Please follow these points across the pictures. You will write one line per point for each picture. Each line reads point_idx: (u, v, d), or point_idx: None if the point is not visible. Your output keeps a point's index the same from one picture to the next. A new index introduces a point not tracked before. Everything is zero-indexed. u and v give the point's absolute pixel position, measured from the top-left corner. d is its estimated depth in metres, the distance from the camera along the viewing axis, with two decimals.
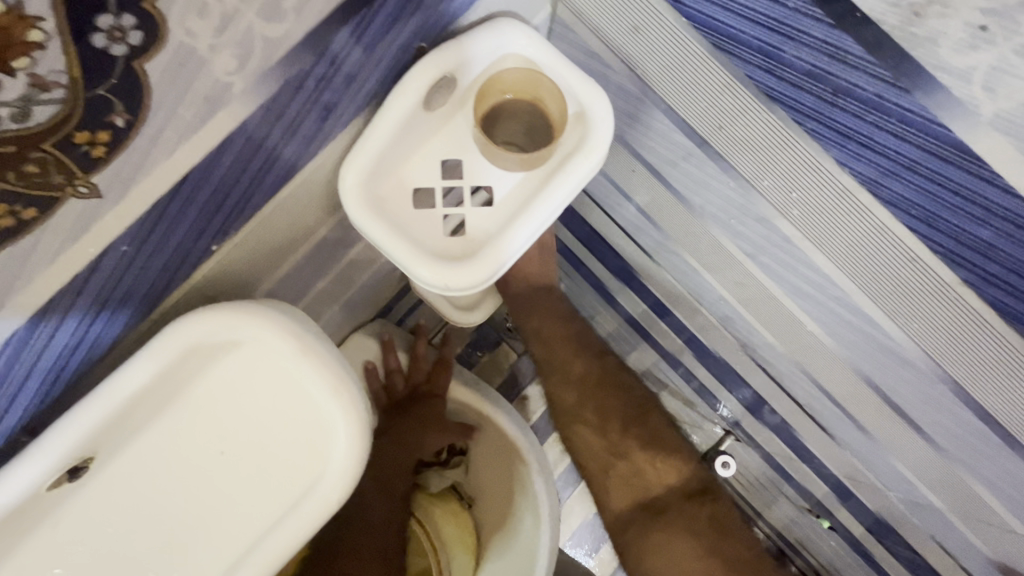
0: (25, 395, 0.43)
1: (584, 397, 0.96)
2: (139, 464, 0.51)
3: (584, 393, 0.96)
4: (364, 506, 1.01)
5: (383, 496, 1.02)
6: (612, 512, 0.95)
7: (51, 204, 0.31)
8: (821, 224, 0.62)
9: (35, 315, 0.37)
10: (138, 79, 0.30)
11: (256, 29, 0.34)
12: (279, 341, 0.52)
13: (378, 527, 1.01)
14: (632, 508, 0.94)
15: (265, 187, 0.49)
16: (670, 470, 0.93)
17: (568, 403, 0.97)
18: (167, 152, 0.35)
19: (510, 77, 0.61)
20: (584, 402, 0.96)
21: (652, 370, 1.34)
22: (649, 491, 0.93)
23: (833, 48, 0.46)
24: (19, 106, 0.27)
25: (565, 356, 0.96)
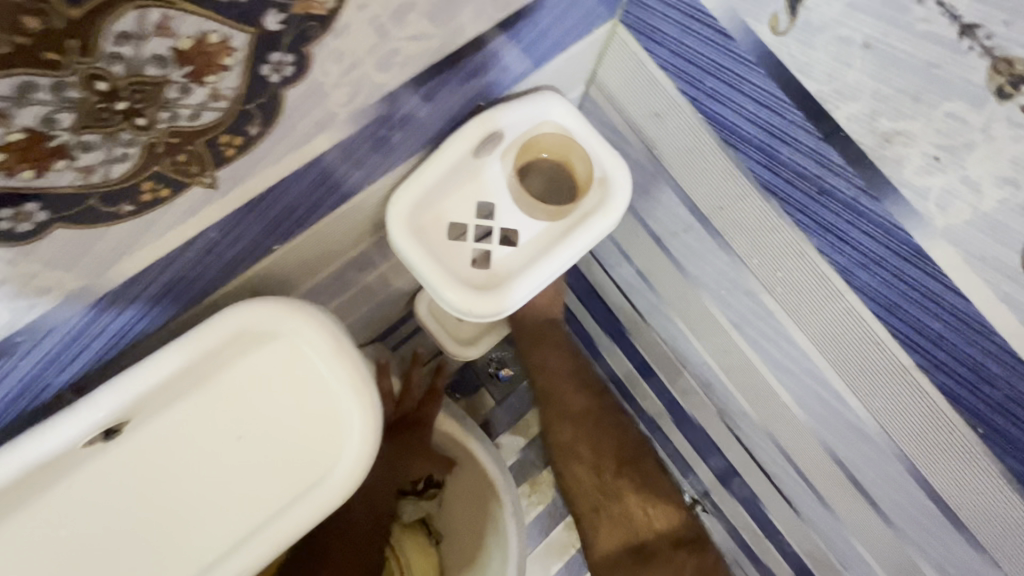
0: (85, 354, 0.46)
1: (576, 432, 1.13)
2: (161, 437, 0.54)
3: (584, 433, 1.12)
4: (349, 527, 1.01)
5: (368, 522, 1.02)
6: (608, 547, 1.12)
7: (182, 186, 0.37)
8: (799, 302, 0.71)
9: (123, 283, 0.41)
10: (277, 100, 0.37)
11: (369, 75, 0.42)
12: (317, 338, 0.56)
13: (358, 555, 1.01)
14: (621, 543, 1.11)
15: (328, 203, 0.56)
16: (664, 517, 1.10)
17: (568, 446, 1.13)
18: (274, 160, 0.42)
19: (547, 140, 0.69)
20: (577, 440, 1.13)
21: None
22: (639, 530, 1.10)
23: (820, 156, 0.55)
24: (195, 109, 0.33)
25: (567, 397, 1.13)
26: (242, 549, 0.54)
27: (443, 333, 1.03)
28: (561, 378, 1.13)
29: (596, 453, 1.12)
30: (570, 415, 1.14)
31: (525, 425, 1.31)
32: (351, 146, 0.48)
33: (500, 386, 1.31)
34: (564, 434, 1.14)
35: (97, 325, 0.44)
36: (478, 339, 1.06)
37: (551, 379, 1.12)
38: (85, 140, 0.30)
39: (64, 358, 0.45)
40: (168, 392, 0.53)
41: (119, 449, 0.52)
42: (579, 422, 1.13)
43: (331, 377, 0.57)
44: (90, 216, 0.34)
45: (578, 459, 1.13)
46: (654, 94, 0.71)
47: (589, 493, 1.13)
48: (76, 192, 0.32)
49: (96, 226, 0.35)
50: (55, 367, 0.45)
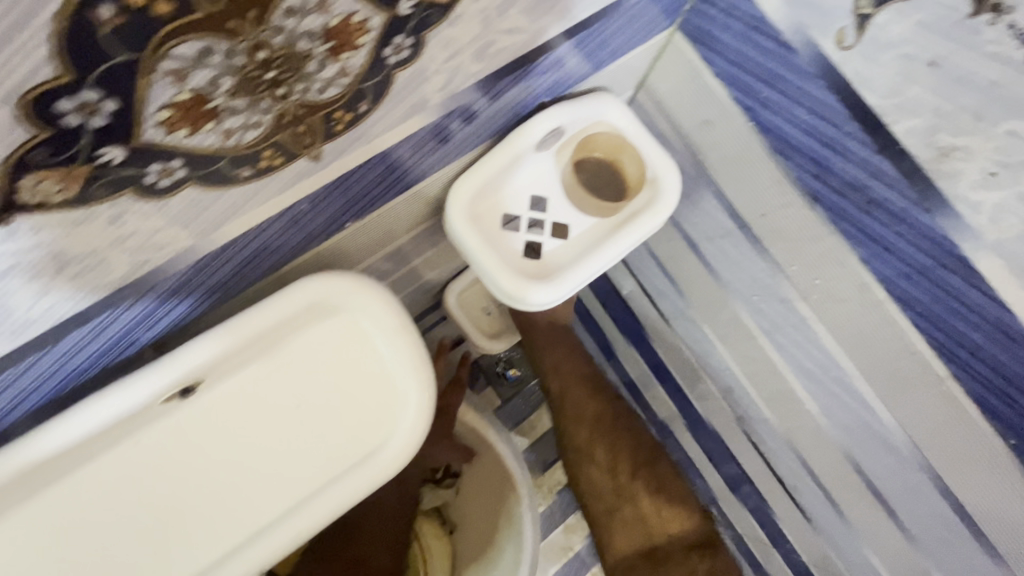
0: (174, 314, 0.49)
1: (593, 437, 1.03)
2: (230, 398, 0.56)
3: (596, 431, 1.03)
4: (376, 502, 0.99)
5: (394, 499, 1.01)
6: (625, 553, 1.02)
7: (295, 156, 0.39)
8: (836, 311, 0.73)
9: (224, 245, 0.44)
10: (389, 80, 0.39)
11: (465, 64, 0.45)
12: (381, 313, 0.59)
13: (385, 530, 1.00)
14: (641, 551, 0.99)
15: (398, 185, 0.58)
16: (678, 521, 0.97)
17: (582, 444, 1.04)
18: (371, 139, 0.45)
19: (602, 140, 0.71)
20: (594, 441, 1.03)
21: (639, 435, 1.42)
22: (654, 535, 0.98)
23: (874, 168, 0.57)
24: (324, 84, 0.35)
25: (578, 395, 1.05)
26: (296, 513, 0.56)
27: (474, 327, 1.05)
28: (571, 375, 1.06)
29: (612, 454, 1.01)
30: (585, 414, 1.04)
31: (532, 426, 1.34)
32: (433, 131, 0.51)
33: (506, 387, 1.33)
34: (579, 432, 1.04)
35: (191, 285, 0.46)
36: (505, 333, 1.08)
37: (562, 378, 1.06)
38: (234, 105, 0.32)
39: (157, 314, 0.47)
40: (240, 356, 0.55)
41: (190, 407, 0.54)
42: (592, 420, 1.03)
43: (391, 352, 0.59)
44: (216, 177, 0.36)
45: (591, 460, 1.03)
46: (706, 101, 0.74)
47: (601, 494, 1.02)
48: (213, 153, 0.34)
49: (220, 187, 0.37)
50: (146, 323, 0.47)
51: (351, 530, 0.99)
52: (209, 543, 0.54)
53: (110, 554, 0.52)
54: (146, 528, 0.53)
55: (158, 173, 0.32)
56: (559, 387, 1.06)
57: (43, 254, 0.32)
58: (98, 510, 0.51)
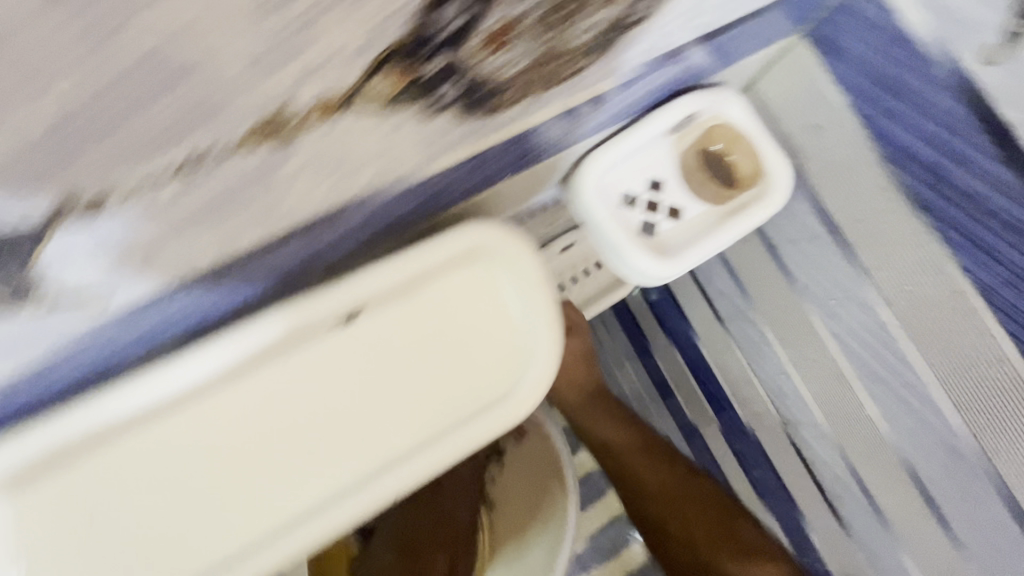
0: (355, 241, 0.52)
1: (658, 473, 1.10)
2: (380, 331, 0.60)
3: (663, 469, 1.10)
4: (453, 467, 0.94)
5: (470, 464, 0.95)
6: None
7: (522, 94, 0.43)
8: (922, 316, 0.78)
9: (428, 176, 0.47)
10: (613, 35, 0.43)
11: (661, 32, 0.48)
12: (522, 270, 0.62)
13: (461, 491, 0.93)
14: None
15: (549, 148, 0.62)
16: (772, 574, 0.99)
17: (654, 490, 1.09)
18: (568, 91, 0.49)
19: (723, 133, 0.75)
20: (666, 481, 1.09)
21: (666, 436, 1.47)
22: None
23: (994, 178, 0.62)
24: (580, 32, 0.40)
25: (621, 434, 1.14)
26: (428, 447, 0.59)
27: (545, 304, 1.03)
28: (600, 410, 1.15)
29: (685, 494, 1.07)
30: (638, 450, 1.13)
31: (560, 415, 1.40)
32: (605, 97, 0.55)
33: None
34: (647, 476, 1.11)
35: (386, 212, 0.49)
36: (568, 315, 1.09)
37: (595, 418, 1.15)
38: (523, 39, 0.37)
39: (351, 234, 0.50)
40: (394, 293, 0.59)
41: (349, 332, 0.59)
42: (649, 453, 1.12)
43: (523, 305, 0.63)
44: (468, 102, 0.39)
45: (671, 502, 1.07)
46: (817, 107, 0.78)
47: (688, 545, 1.06)
48: (481, 77, 0.37)
49: (468, 114, 0.41)
50: (338, 242, 0.50)
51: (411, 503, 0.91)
52: (352, 461, 0.59)
53: (268, 457, 0.57)
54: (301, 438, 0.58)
55: (445, 90, 0.36)
56: (604, 437, 1.15)
57: (334, 148, 0.35)
58: (262, 414, 0.57)
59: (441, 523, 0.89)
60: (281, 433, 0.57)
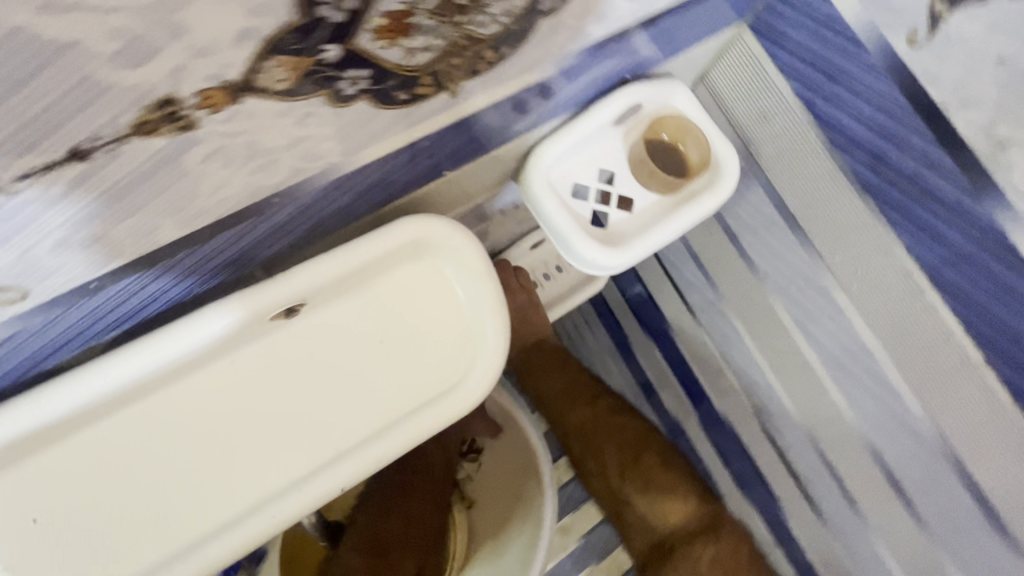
0: (292, 236, 0.52)
1: (580, 412, 1.08)
2: (327, 326, 0.61)
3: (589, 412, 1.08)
4: (422, 461, 0.95)
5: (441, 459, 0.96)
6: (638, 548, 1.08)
7: (442, 87, 0.44)
8: (875, 299, 0.78)
9: (357, 170, 0.48)
10: (532, 28, 0.44)
11: (585, 25, 0.50)
12: (466, 262, 0.62)
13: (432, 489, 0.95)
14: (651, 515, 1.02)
15: (491, 142, 0.62)
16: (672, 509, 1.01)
17: (580, 427, 1.08)
18: (496, 84, 0.49)
19: (671, 124, 0.76)
20: (584, 424, 1.08)
21: None
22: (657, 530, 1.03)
23: (931, 159, 0.63)
24: (490, 18, 0.39)
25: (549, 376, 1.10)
26: (377, 439, 0.60)
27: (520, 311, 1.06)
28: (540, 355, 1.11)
29: (608, 434, 1.06)
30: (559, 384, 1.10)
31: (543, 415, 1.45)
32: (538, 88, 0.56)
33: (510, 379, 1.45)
34: (570, 413, 1.09)
35: (320, 206, 0.50)
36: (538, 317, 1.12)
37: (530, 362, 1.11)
38: (424, 26, 0.36)
39: (285, 231, 0.50)
40: (338, 289, 0.60)
41: (296, 327, 0.60)
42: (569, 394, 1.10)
43: (471, 296, 0.63)
44: (383, 96, 0.40)
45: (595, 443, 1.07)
46: (766, 96, 0.80)
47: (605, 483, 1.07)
48: (392, 70, 0.38)
49: (382, 106, 0.41)
50: (273, 239, 0.51)
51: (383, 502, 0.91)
52: (302, 454, 0.59)
53: (216, 454, 0.57)
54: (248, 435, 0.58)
55: (350, 81, 0.36)
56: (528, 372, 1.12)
57: (240, 143, 0.36)
58: (207, 411, 0.57)
59: (410, 524, 0.89)
60: (229, 429, 0.58)
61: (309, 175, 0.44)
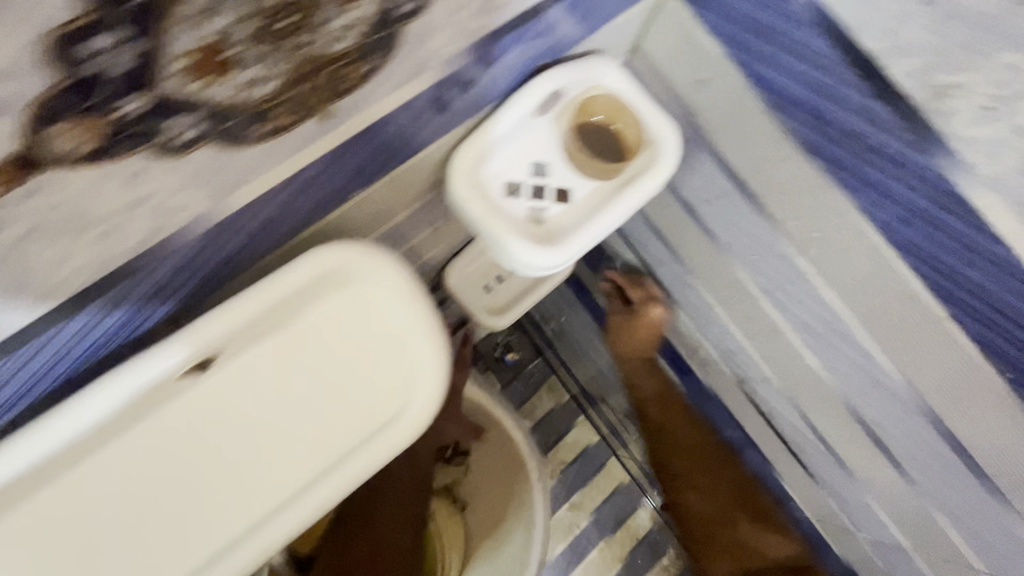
0: (184, 286, 0.48)
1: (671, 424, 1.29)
2: (243, 374, 0.55)
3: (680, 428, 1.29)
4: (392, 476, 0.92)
5: (410, 470, 0.94)
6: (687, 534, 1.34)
7: (306, 113, 0.39)
8: (834, 262, 0.75)
9: (235, 213, 0.44)
10: (396, 34, 0.39)
11: (466, 21, 0.45)
12: (391, 284, 0.58)
13: (400, 509, 0.92)
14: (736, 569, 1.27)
15: (401, 152, 0.58)
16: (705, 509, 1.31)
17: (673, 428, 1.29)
18: (376, 99, 0.45)
19: (600, 103, 0.71)
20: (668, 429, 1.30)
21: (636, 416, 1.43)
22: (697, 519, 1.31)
23: (871, 113, 0.59)
24: (338, 32, 0.35)
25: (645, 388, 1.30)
26: (320, 482, 0.56)
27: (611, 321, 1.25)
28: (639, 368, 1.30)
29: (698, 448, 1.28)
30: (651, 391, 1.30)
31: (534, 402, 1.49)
32: (435, 90, 0.51)
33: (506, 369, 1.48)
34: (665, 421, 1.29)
35: (207, 251, 0.46)
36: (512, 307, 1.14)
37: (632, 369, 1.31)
38: (250, 55, 0.32)
39: (173, 283, 0.47)
40: (251, 332, 0.55)
41: (206, 384, 0.54)
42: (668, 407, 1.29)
43: (400, 320, 0.59)
44: (232, 136, 0.36)
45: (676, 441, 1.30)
46: (700, 60, 0.74)
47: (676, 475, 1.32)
48: (230, 108, 0.34)
49: (234, 145, 0.37)
50: (160, 294, 0.47)
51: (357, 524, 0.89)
52: (236, 515, 0.54)
53: (133, 535, 0.51)
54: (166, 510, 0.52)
55: (179, 130, 0.32)
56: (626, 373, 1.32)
57: (66, 215, 0.32)
58: (116, 491, 0.51)
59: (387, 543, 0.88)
60: (141, 509, 0.52)
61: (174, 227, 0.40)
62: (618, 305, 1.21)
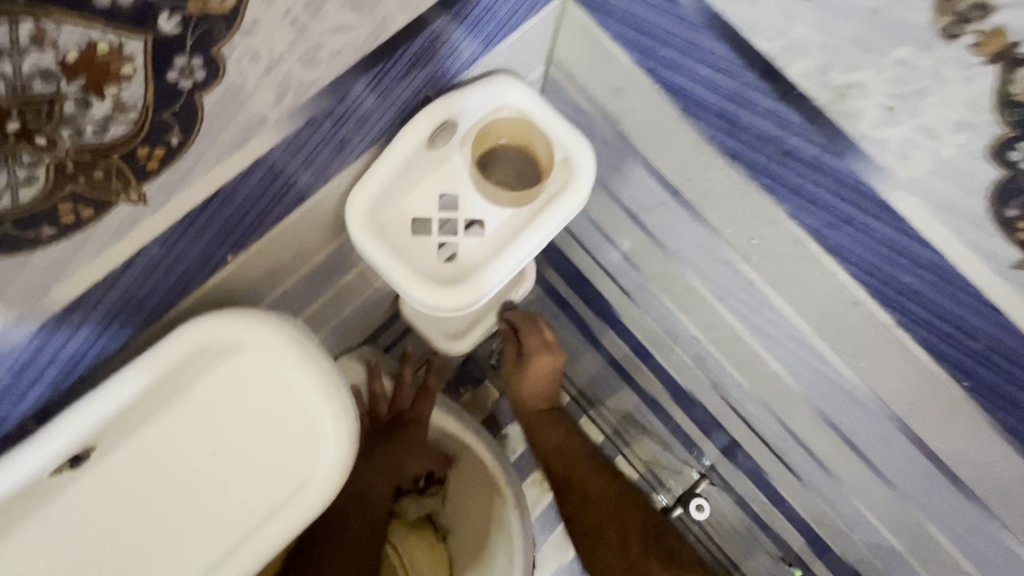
0: (42, 383, 0.46)
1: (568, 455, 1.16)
2: (137, 457, 0.54)
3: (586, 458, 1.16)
4: (342, 518, 0.99)
5: (359, 509, 1.00)
6: None
7: (106, 206, 0.38)
8: (776, 269, 0.70)
9: (68, 306, 0.42)
10: (195, 107, 0.37)
11: (295, 73, 0.42)
12: (280, 348, 0.55)
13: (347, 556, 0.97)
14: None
15: (278, 208, 0.55)
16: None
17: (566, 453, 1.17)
18: (206, 170, 0.42)
19: (505, 125, 0.67)
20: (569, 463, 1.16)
21: (633, 415, 1.35)
22: None
23: (779, 116, 0.54)
24: (100, 123, 0.34)
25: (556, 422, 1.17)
26: (228, 561, 0.54)
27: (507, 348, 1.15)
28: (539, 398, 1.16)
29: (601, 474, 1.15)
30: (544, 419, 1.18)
31: None
32: (292, 146, 0.48)
33: (503, 377, 1.32)
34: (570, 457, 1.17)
35: (53, 346, 0.44)
36: (479, 321, 1.09)
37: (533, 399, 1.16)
38: None
39: (21, 382, 0.44)
40: (137, 416, 0.53)
41: (91, 477, 0.52)
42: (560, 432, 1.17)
43: (296, 383, 0.56)
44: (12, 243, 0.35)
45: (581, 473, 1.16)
46: (611, 67, 0.70)
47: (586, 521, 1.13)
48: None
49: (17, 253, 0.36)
50: (11, 397, 0.45)
51: (317, 561, 0.96)
52: None
53: None
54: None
55: None
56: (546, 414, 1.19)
57: None
58: None
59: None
60: None
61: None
62: (509, 354, 1.14)
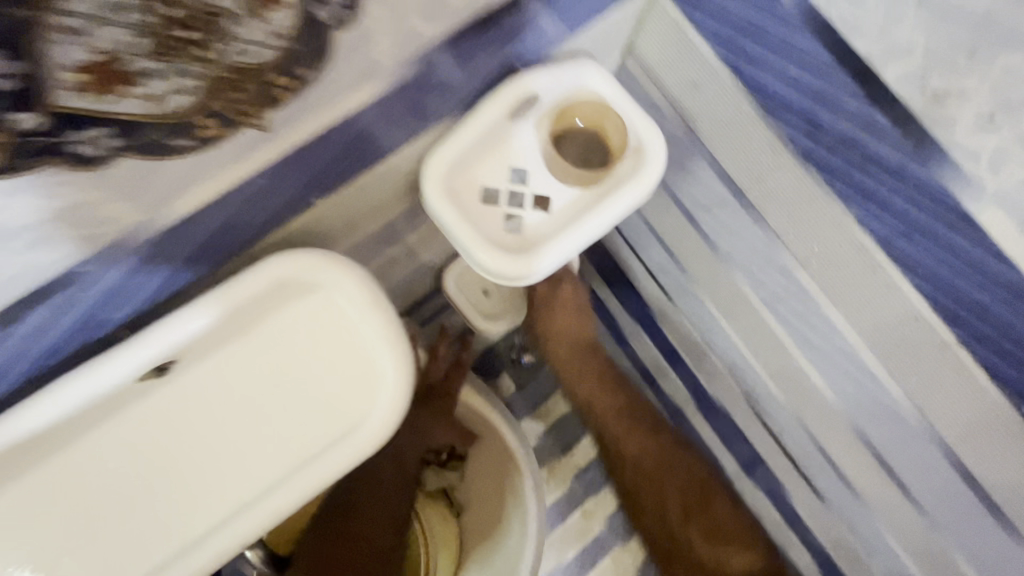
0: (144, 292, 0.50)
1: (622, 422, 1.26)
2: (210, 378, 0.57)
3: (643, 439, 1.25)
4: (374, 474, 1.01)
5: (392, 470, 1.02)
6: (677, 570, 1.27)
7: (236, 126, 0.40)
8: (834, 277, 0.70)
9: (179, 223, 0.45)
10: (328, 42, 0.40)
11: (415, 25, 0.44)
12: (352, 291, 0.58)
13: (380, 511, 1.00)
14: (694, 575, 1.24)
15: (367, 160, 0.57)
16: (735, 557, 1.23)
17: (622, 423, 1.25)
18: (320, 108, 0.45)
19: (582, 107, 0.69)
20: (626, 436, 1.25)
21: None
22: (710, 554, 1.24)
23: (866, 120, 0.55)
24: (251, 46, 0.36)
25: (611, 410, 1.26)
26: (279, 489, 0.57)
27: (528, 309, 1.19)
28: (595, 390, 1.26)
29: (658, 458, 1.25)
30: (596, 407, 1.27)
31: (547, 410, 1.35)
32: (395, 97, 0.51)
33: (522, 372, 1.34)
34: (631, 446, 1.25)
35: (167, 250, 0.47)
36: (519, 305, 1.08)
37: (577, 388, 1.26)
38: (151, 68, 0.33)
39: (140, 277, 0.48)
40: (218, 338, 0.56)
41: (165, 390, 0.56)
42: (610, 410, 1.26)
43: (361, 328, 0.59)
44: (153, 149, 0.38)
45: (630, 438, 1.26)
46: (692, 62, 0.71)
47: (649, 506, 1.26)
48: (138, 122, 0.36)
49: (156, 159, 0.38)
50: (126, 292, 0.48)
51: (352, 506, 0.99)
52: (200, 512, 0.56)
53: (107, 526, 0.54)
54: (129, 508, 0.55)
55: (86, 142, 0.34)
56: (586, 396, 1.27)
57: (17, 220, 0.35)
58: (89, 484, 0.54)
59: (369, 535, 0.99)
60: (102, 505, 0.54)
61: (44, 263, 0.39)
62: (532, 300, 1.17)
